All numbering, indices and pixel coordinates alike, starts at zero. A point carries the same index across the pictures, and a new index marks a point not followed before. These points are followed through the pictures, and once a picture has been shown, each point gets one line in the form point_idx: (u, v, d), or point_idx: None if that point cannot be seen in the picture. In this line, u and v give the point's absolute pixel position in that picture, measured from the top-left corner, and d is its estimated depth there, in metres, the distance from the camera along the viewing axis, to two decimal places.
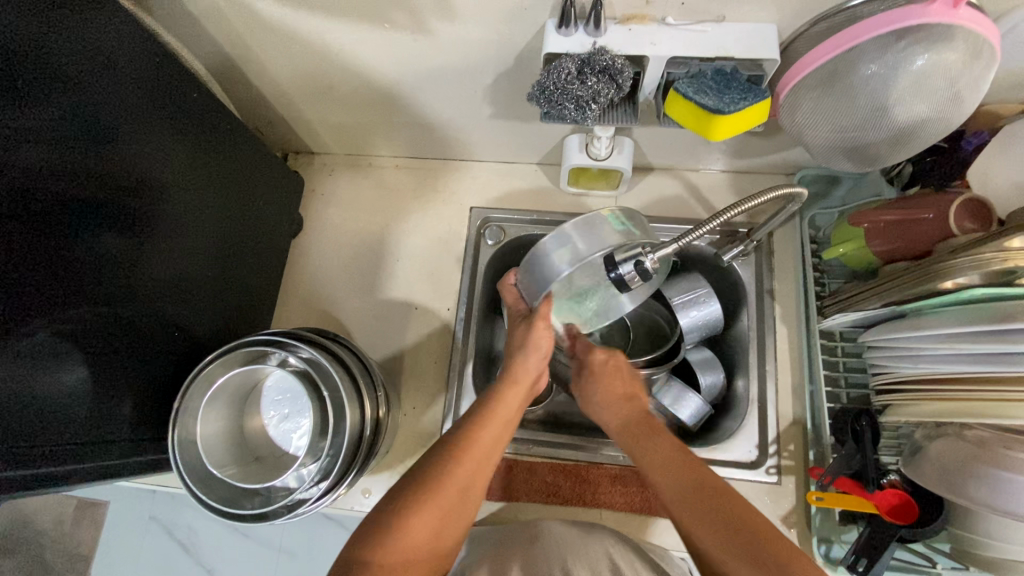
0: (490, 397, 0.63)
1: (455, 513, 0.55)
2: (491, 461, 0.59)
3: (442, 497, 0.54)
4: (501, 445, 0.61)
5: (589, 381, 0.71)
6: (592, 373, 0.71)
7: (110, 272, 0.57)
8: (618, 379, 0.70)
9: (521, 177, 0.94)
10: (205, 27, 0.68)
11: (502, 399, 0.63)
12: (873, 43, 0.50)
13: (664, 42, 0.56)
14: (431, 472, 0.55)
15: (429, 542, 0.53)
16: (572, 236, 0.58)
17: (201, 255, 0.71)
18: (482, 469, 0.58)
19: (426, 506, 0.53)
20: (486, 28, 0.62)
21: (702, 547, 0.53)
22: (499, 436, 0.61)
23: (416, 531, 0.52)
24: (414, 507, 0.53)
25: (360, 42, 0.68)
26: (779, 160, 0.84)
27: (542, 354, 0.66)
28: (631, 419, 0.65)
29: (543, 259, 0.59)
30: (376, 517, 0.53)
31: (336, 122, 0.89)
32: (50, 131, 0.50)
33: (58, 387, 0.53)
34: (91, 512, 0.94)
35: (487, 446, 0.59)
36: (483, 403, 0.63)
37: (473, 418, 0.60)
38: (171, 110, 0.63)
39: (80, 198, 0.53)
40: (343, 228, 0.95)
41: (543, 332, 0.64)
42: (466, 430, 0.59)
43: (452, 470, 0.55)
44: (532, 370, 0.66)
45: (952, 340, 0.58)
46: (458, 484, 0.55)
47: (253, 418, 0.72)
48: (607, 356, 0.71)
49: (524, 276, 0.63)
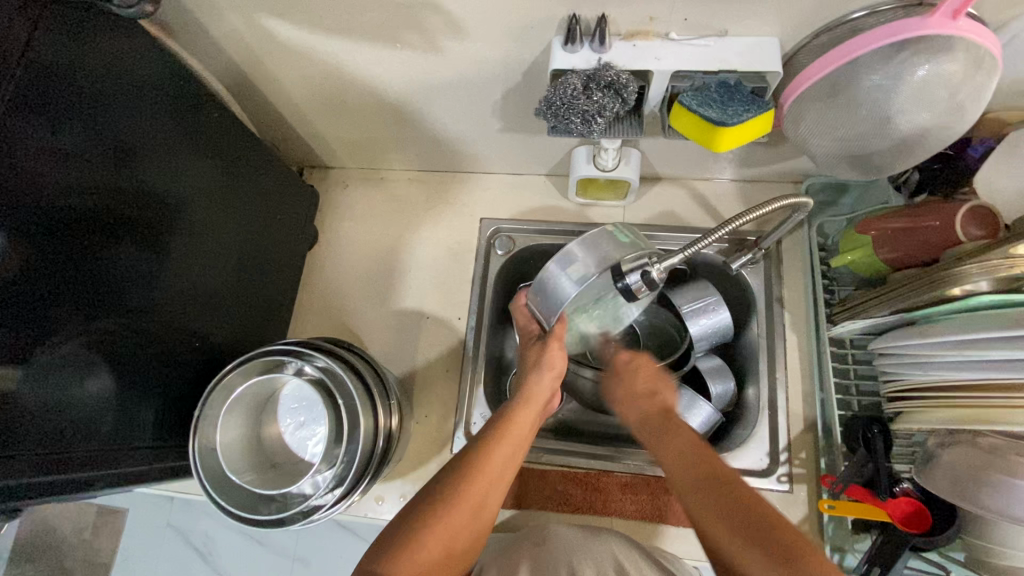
0: (505, 413, 0.64)
1: (469, 527, 0.56)
2: (505, 477, 0.60)
3: (459, 510, 0.55)
4: (518, 460, 0.62)
5: (614, 378, 0.71)
6: (616, 372, 0.72)
7: (133, 285, 0.60)
8: (643, 377, 0.70)
9: (529, 188, 0.96)
10: (226, 50, 0.71)
11: (516, 417, 0.64)
12: (873, 55, 0.51)
13: (668, 57, 0.58)
14: (450, 484, 0.57)
15: (445, 552, 0.54)
16: (579, 254, 0.61)
17: (219, 268, 0.73)
18: (496, 484, 0.59)
19: (443, 519, 0.54)
20: (494, 45, 0.64)
21: (712, 540, 0.51)
22: (515, 452, 0.62)
23: (431, 543, 0.53)
24: (430, 520, 0.54)
25: (372, 61, 0.70)
26: (785, 169, 0.85)
27: (554, 373, 0.68)
28: (654, 415, 0.65)
29: (554, 281, 0.62)
30: (395, 528, 0.54)
31: (349, 138, 0.91)
32: (82, 151, 0.53)
33: (84, 396, 0.55)
34: (111, 519, 0.96)
35: (502, 461, 0.60)
36: (498, 419, 0.64)
37: (488, 434, 0.61)
38: (191, 128, 0.66)
39: (106, 214, 0.56)
40: (357, 240, 0.97)
41: (557, 354, 0.67)
42: (482, 445, 0.60)
43: (467, 485, 0.57)
44: (545, 387, 0.67)
45: (961, 347, 0.57)
46: (473, 499, 0.56)
47: (269, 426, 0.74)
48: (633, 357, 0.72)
49: (536, 297, 0.65)
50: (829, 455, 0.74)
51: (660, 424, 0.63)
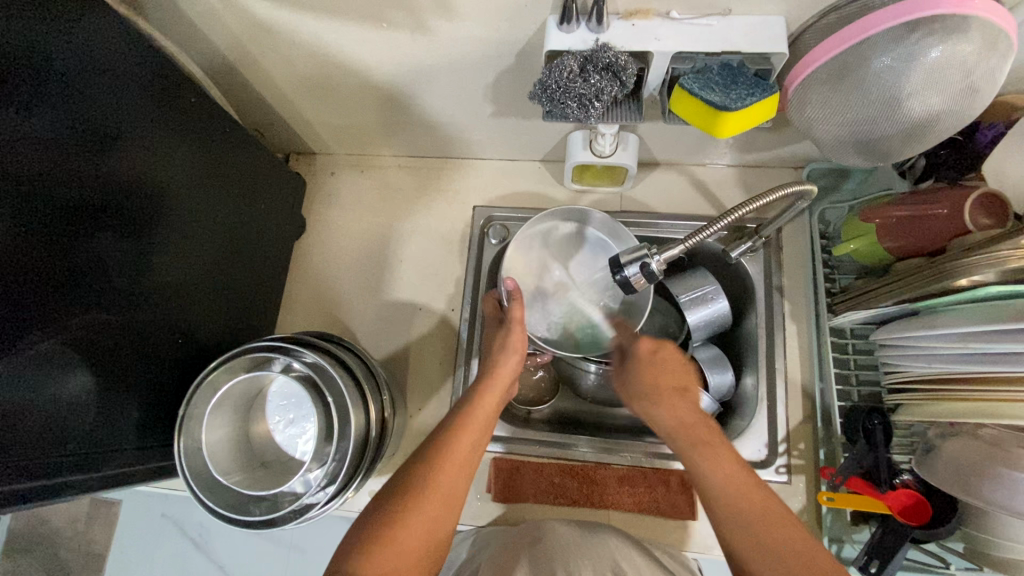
0: (469, 401, 0.64)
1: (441, 519, 0.54)
2: (470, 465, 0.59)
3: (429, 502, 0.54)
4: (482, 449, 0.62)
5: (638, 370, 0.67)
6: (640, 363, 0.67)
7: (112, 275, 0.57)
8: (667, 374, 0.65)
9: (523, 175, 0.93)
10: (203, 32, 0.67)
11: (482, 400, 0.64)
12: (885, 34, 0.48)
13: (668, 37, 0.55)
14: (418, 473, 0.56)
15: (421, 546, 0.53)
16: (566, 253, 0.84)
17: (203, 258, 0.70)
18: (463, 473, 0.58)
19: (416, 511, 0.53)
20: (486, 25, 0.61)
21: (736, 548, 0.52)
22: (478, 440, 0.61)
23: (399, 538, 0.51)
24: (399, 514, 0.53)
25: (357, 42, 0.67)
26: (786, 154, 0.82)
27: (519, 356, 0.70)
28: (681, 416, 0.61)
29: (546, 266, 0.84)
30: (363, 525, 0.53)
31: (336, 123, 0.88)
32: (50, 137, 0.50)
33: (63, 396, 0.53)
34: (105, 511, 0.95)
35: (467, 448, 0.59)
36: (463, 408, 0.63)
37: (451, 424, 0.61)
38: (171, 113, 0.63)
39: (80, 204, 0.53)
40: (347, 229, 0.94)
41: (519, 335, 0.70)
42: (446, 435, 0.59)
43: (434, 474, 0.56)
44: (508, 370, 0.68)
45: (966, 340, 0.56)
46: (439, 489, 0.55)
47: (258, 424, 0.72)
48: (657, 346, 0.68)
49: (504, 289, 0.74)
50: (827, 446, 0.73)
51: (696, 434, 0.59)
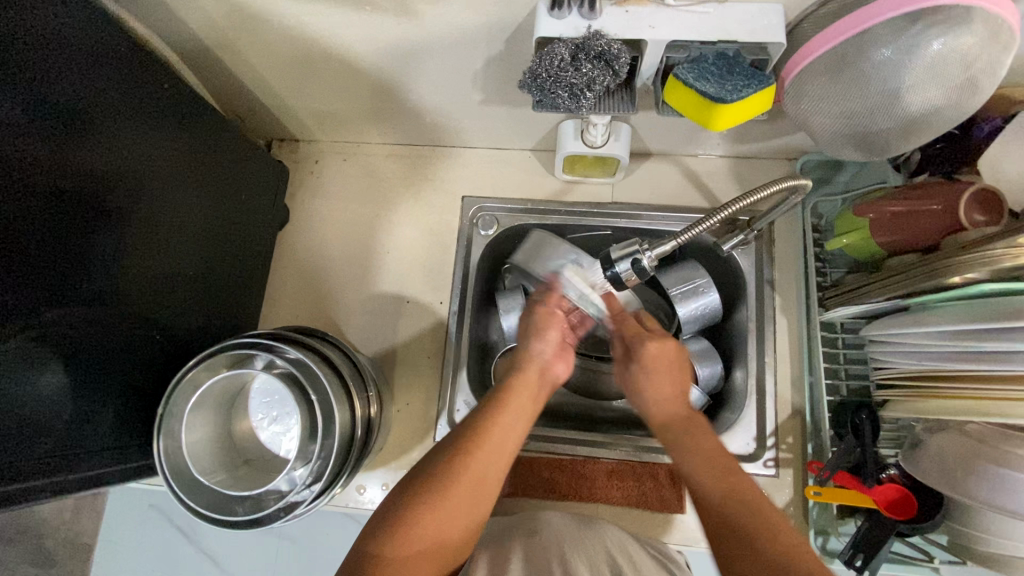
0: (504, 384, 0.64)
1: (466, 506, 0.55)
2: (509, 452, 0.60)
3: (457, 488, 0.55)
4: (520, 435, 0.61)
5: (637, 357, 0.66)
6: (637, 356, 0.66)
7: (90, 268, 0.55)
8: (662, 366, 0.65)
9: (513, 164, 0.91)
10: (178, 14, 0.64)
11: (518, 388, 0.63)
12: (885, 26, 0.47)
13: (663, 25, 0.53)
14: (447, 459, 0.57)
15: (436, 538, 0.54)
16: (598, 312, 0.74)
17: (183, 251, 0.68)
18: (496, 460, 0.58)
19: (443, 498, 0.54)
20: (473, 10, 0.58)
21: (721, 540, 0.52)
22: (516, 421, 0.61)
23: (423, 523, 0.53)
24: (426, 501, 0.54)
25: (341, 25, 0.64)
26: (780, 145, 0.81)
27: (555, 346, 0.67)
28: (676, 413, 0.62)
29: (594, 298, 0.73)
30: (383, 512, 0.55)
31: (321, 109, 0.85)
32: (20, 123, 0.48)
33: (34, 396, 0.51)
34: (90, 502, 0.93)
35: (502, 436, 0.59)
36: (501, 390, 0.63)
37: (490, 405, 0.61)
38: (154, 102, 0.61)
39: (54, 193, 0.51)
40: (333, 218, 0.92)
41: (555, 323, 0.68)
42: (484, 419, 0.60)
43: (465, 458, 0.57)
44: (558, 371, 0.67)
45: (956, 338, 0.55)
46: (472, 474, 0.56)
47: (240, 422, 0.71)
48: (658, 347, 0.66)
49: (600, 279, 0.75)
50: (816, 440, 0.73)
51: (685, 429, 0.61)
